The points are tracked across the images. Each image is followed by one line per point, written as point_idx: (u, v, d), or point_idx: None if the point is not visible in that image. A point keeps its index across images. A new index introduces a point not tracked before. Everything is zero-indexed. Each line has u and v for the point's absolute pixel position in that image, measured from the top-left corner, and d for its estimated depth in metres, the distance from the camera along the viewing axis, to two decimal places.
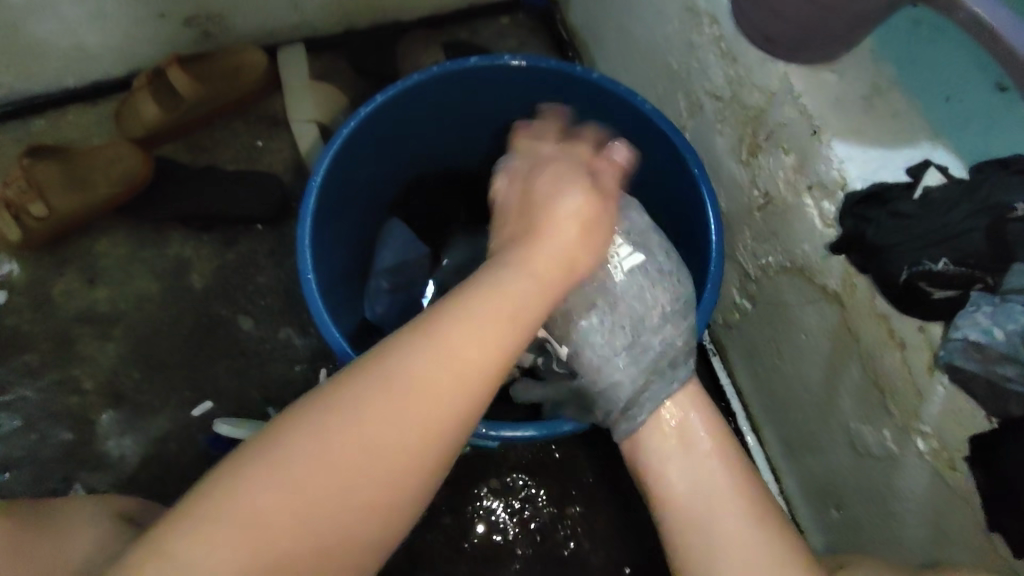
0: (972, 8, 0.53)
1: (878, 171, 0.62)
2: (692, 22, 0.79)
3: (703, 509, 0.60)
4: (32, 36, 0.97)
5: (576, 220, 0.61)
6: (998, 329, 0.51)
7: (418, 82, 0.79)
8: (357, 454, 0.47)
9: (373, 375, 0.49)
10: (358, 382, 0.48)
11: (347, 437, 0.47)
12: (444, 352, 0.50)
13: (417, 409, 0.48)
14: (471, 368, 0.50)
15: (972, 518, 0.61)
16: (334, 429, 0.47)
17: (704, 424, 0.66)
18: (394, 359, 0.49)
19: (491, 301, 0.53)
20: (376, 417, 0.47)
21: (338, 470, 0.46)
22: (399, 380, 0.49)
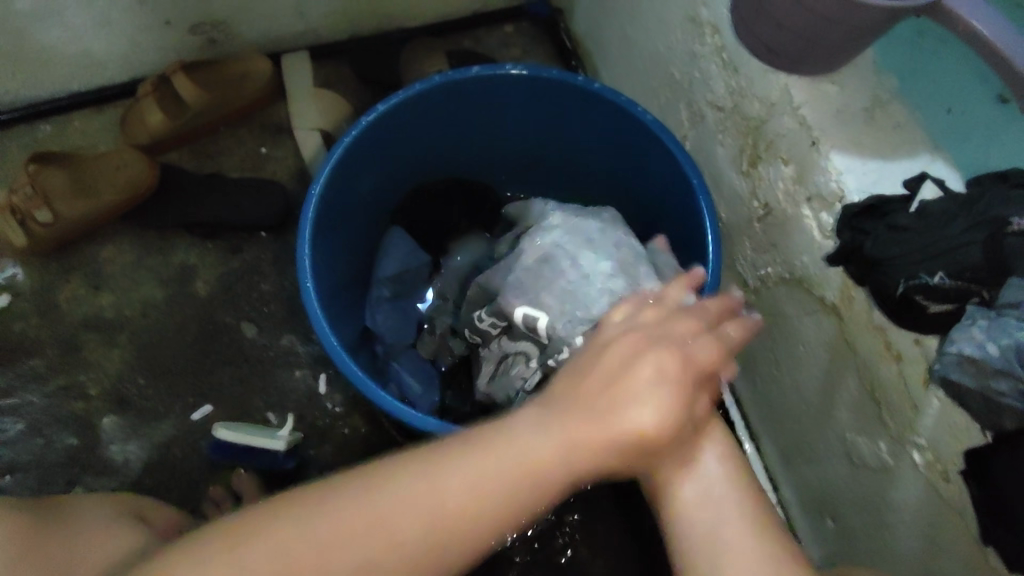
0: (970, 23, 0.54)
1: (876, 183, 0.63)
2: (694, 33, 0.80)
3: (714, 522, 0.52)
4: (42, 43, 0.98)
5: (660, 393, 0.49)
6: (991, 343, 0.50)
7: (420, 91, 0.79)
8: (489, 482, 0.47)
9: (485, 438, 0.50)
10: (470, 454, 0.48)
11: (501, 453, 0.48)
12: (576, 429, 0.49)
13: (527, 460, 0.48)
14: (539, 447, 0.48)
15: (964, 531, 0.61)
16: (474, 473, 0.48)
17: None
18: (510, 428, 0.50)
19: (589, 365, 0.52)
20: (522, 432, 0.49)
21: (459, 485, 0.47)
22: (533, 446, 0.48)
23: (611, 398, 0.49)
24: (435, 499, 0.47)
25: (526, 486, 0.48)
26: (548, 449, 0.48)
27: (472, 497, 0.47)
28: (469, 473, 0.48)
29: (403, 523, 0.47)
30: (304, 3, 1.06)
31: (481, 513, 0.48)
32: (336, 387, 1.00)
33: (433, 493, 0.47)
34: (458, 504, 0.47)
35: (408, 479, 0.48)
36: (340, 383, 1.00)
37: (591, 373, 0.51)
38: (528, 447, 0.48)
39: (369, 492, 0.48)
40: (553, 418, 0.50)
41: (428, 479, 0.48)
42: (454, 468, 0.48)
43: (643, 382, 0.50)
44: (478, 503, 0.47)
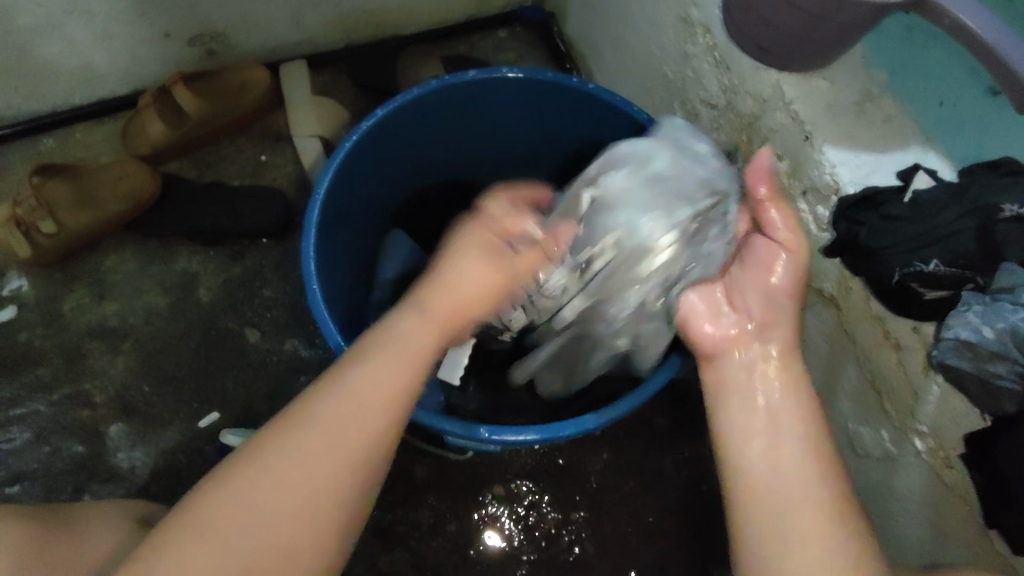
0: (957, 16, 0.55)
1: (870, 175, 0.64)
2: (686, 33, 0.81)
3: (786, 473, 0.56)
4: (42, 57, 0.99)
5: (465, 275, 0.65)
6: (987, 327, 0.51)
7: (418, 96, 0.81)
8: (345, 417, 0.54)
9: (338, 380, 0.56)
10: (334, 393, 0.55)
11: (315, 433, 0.53)
12: (410, 327, 0.60)
13: (393, 369, 0.57)
14: (403, 373, 0.57)
15: (968, 515, 0.62)
16: (337, 393, 0.55)
17: (777, 442, 0.58)
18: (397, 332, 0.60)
19: (412, 326, 0.61)
20: (353, 381, 0.56)
21: (309, 459, 0.52)
22: (343, 398, 0.55)
23: (441, 278, 0.65)
24: (314, 463, 0.52)
25: (386, 424, 0.55)
26: (369, 390, 0.56)
27: (341, 444, 0.53)
28: (346, 407, 0.54)
29: (309, 477, 0.52)
30: (300, 14, 1.07)
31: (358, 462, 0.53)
32: None
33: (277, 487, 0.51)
34: (313, 486, 0.52)
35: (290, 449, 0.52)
36: None
37: (442, 276, 0.65)
38: (361, 394, 0.55)
39: (256, 472, 0.51)
40: (428, 312, 0.62)
41: (290, 441, 0.53)
42: (332, 425, 0.53)
43: (412, 344, 0.60)
44: (342, 457, 0.53)
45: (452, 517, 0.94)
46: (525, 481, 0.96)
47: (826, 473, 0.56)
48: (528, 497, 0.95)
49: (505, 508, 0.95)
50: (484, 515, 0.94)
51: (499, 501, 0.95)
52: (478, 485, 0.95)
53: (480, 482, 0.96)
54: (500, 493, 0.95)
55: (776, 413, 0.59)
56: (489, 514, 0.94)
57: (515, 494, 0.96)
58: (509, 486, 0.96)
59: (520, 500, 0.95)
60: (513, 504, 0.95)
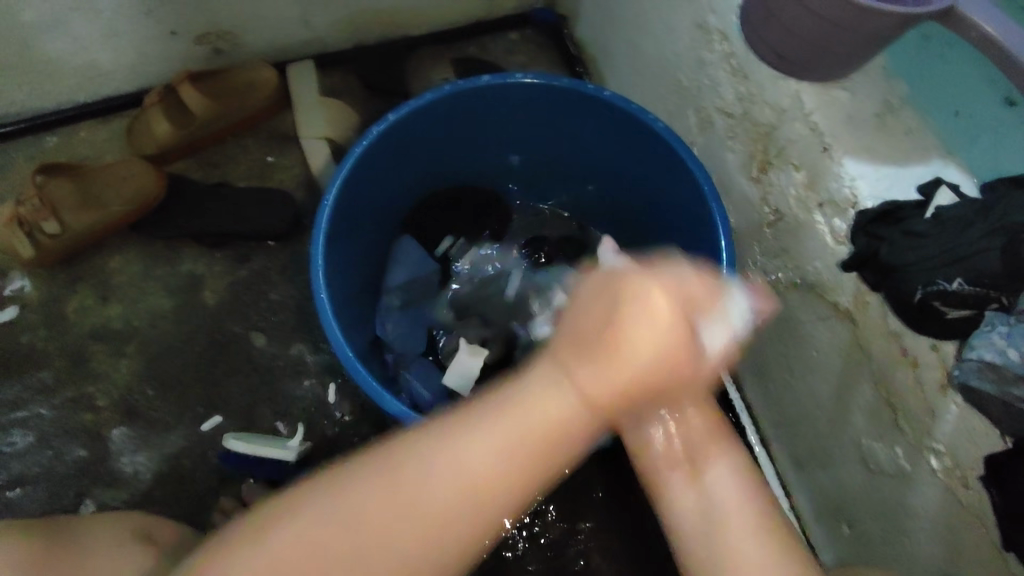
0: (983, 27, 0.54)
1: (891, 189, 0.63)
2: (702, 39, 0.80)
3: (702, 493, 0.52)
4: (48, 54, 0.98)
5: (654, 340, 0.47)
6: (1013, 349, 0.51)
7: (431, 101, 0.80)
8: (492, 463, 0.46)
9: (501, 410, 0.47)
10: (478, 421, 0.47)
11: (473, 444, 0.47)
12: (583, 314, 0.49)
13: (526, 422, 0.47)
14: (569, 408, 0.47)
15: (985, 536, 0.61)
16: (509, 416, 0.47)
17: (728, 469, 0.53)
18: (527, 388, 0.48)
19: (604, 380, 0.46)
20: (548, 395, 0.47)
21: (487, 459, 0.46)
22: (534, 398, 0.47)
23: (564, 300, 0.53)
24: (438, 478, 0.46)
25: (504, 457, 0.46)
26: (557, 405, 0.47)
27: (501, 451, 0.46)
28: (503, 434, 0.47)
29: (461, 469, 0.46)
30: (309, 13, 1.06)
31: (488, 491, 0.47)
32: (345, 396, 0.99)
33: (438, 478, 0.47)
34: (447, 503, 0.46)
35: (450, 456, 0.47)
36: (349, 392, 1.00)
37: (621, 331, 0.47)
38: (543, 397, 0.47)
39: (399, 469, 0.47)
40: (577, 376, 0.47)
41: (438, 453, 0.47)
42: (480, 434, 0.47)
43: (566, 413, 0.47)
44: (475, 488, 0.46)
45: None
46: None
47: (738, 484, 0.52)
48: (534, 506, 0.95)
49: None
50: None
51: None
52: None
53: None
54: None
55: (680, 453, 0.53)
56: None
57: None
58: None
59: (528, 508, 0.94)
60: (520, 512, 0.94)
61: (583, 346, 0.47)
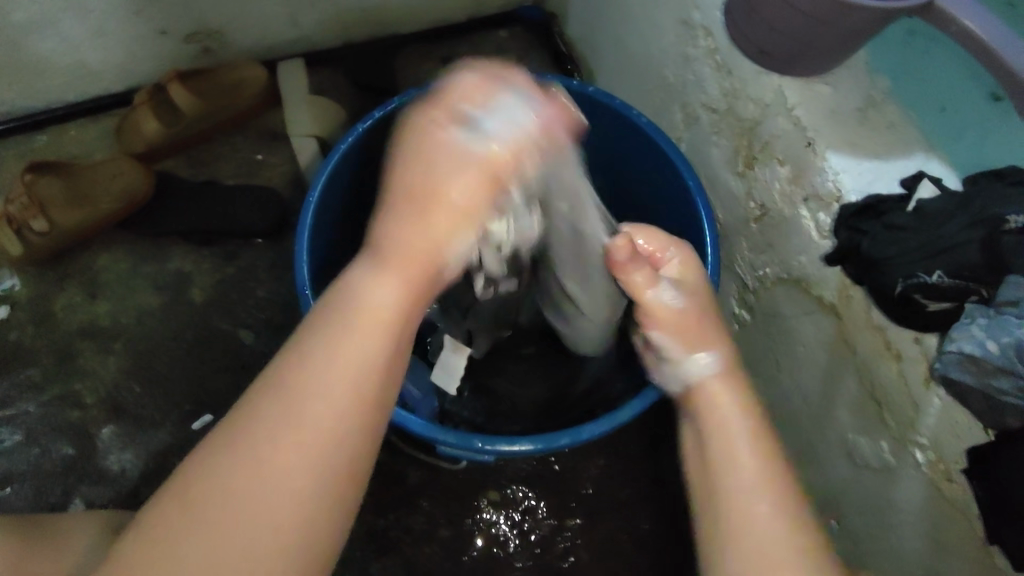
0: (962, 23, 0.54)
1: (873, 183, 0.63)
2: (688, 35, 0.80)
3: (728, 453, 0.54)
4: (35, 54, 0.98)
5: (470, 216, 0.51)
6: (992, 341, 0.50)
7: (416, 98, 0.79)
8: (351, 366, 0.45)
9: (353, 317, 0.46)
10: (310, 335, 0.46)
11: (310, 370, 0.44)
12: (410, 236, 0.50)
13: (411, 271, 0.49)
14: (387, 300, 0.47)
15: (968, 529, 0.61)
16: (356, 306, 0.47)
17: (750, 441, 0.54)
18: (348, 286, 0.48)
19: (414, 235, 0.50)
20: (374, 282, 0.48)
21: (340, 369, 0.44)
22: (367, 301, 0.47)
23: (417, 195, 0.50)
24: (289, 405, 0.43)
25: (387, 355, 0.46)
26: (391, 289, 0.48)
27: (353, 361, 0.45)
28: (349, 342, 0.45)
29: (317, 401, 0.43)
30: (297, 11, 1.06)
31: (353, 395, 0.44)
32: None
33: (291, 419, 0.42)
34: (328, 428, 0.43)
35: (299, 390, 0.43)
36: None
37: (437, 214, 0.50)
38: (378, 287, 0.48)
39: (256, 424, 0.42)
40: (398, 260, 0.49)
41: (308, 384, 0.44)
42: (330, 354, 0.45)
43: (389, 306, 0.47)
44: (359, 402, 0.44)
45: (446, 522, 0.93)
46: (521, 486, 0.95)
47: (766, 460, 0.53)
48: (524, 503, 0.94)
49: (500, 514, 0.94)
50: (478, 521, 0.93)
51: (494, 507, 0.94)
52: (473, 491, 0.94)
53: (475, 489, 0.95)
54: (495, 500, 0.94)
55: (719, 428, 0.56)
56: (484, 520, 0.93)
57: (510, 500, 0.95)
58: (503, 491, 0.95)
59: (517, 506, 0.94)
60: (509, 509, 0.94)
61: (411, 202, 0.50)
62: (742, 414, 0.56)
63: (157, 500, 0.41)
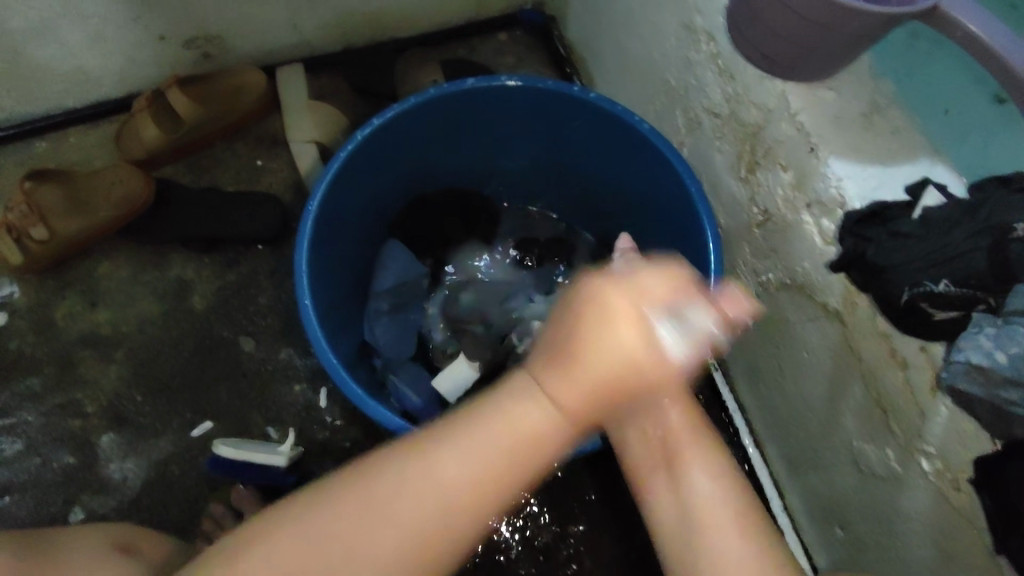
0: (968, 27, 0.53)
1: (877, 189, 0.62)
2: (690, 40, 0.79)
3: (679, 469, 0.52)
4: (33, 61, 0.97)
5: (632, 330, 0.48)
6: (1000, 351, 0.50)
7: (416, 104, 0.79)
8: (476, 479, 0.47)
9: (501, 430, 0.48)
10: (468, 437, 0.48)
11: (439, 469, 0.47)
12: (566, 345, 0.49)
13: (580, 399, 0.49)
14: (541, 427, 0.48)
15: (975, 539, 0.60)
16: (505, 424, 0.48)
17: (707, 465, 0.52)
18: (507, 402, 0.49)
19: (570, 381, 0.48)
20: (532, 411, 0.49)
21: (460, 481, 0.47)
22: (525, 421, 0.48)
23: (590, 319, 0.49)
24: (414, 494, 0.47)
25: (508, 481, 0.48)
26: (546, 422, 0.48)
27: (475, 485, 0.47)
28: (478, 461, 0.47)
29: (435, 499, 0.47)
30: (297, 16, 1.05)
31: (476, 507, 0.47)
32: (336, 400, 0.99)
33: (409, 509, 0.46)
34: (439, 523, 0.47)
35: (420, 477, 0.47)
36: (339, 396, 0.99)
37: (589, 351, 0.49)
38: (536, 415, 0.48)
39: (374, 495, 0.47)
40: (559, 402, 0.49)
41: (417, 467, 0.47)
42: (455, 456, 0.47)
43: (540, 434, 0.48)
44: (476, 503, 0.47)
45: None
46: (524, 493, 0.95)
47: (715, 474, 0.52)
48: (526, 510, 0.94)
49: (503, 521, 0.93)
50: None
51: None
52: None
53: None
54: None
55: (670, 420, 0.53)
56: (486, 527, 0.93)
57: (512, 507, 0.94)
58: None
59: (519, 513, 0.94)
60: (511, 516, 0.94)
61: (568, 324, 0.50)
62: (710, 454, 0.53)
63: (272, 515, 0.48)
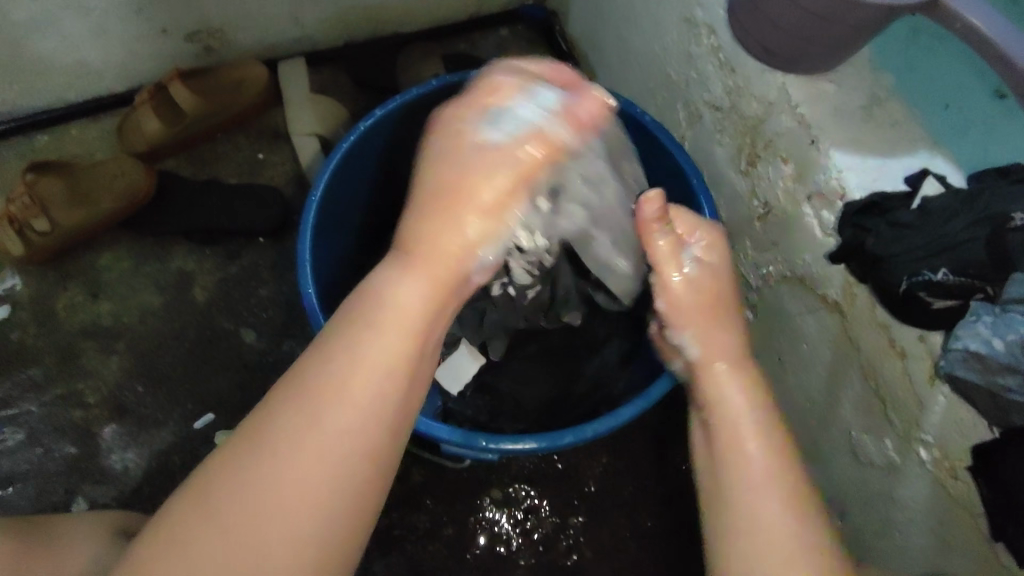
0: (967, 19, 0.54)
1: (877, 180, 0.62)
2: (691, 33, 0.80)
3: (735, 443, 0.56)
4: (36, 53, 0.97)
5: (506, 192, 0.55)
6: (998, 339, 0.50)
7: (418, 95, 0.79)
8: (372, 378, 0.46)
9: (366, 308, 0.48)
10: (355, 329, 0.47)
11: (344, 381, 0.45)
12: (437, 235, 0.52)
13: (441, 274, 0.51)
14: (415, 301, 0.49)
15: (973, 527, 0.60)
16: (388, 309, 0.48)
17: (761, 443, 0.56)
18: (391, 288, 0.49)
19: (443, 238, 0.52)
20: (406, 290, 0.49)
21: (365, 379, 0.45)
22: (406, 298, 0.49)
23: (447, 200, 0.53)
24: (366, 374, 0.46)
25: (407, 362, 0.47)
26: (423, 299, 0.49)
27: (374, 389, 0.45)
28: (377, 351, 0.47)
29: (347, 413, 0.44)
30: (299, 10, 1.06)
31: (389, 404, 0.46)
32: None
33: (319, 438, 0.43)
34: (349, 440, 0.44)
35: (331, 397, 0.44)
36: None
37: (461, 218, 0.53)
38: (414, 291, 0.49)
39: (289, 431, 0.43)
40: (424, 272, 0.50)
41: (348, 355, 0.46)
42: (363, 354, 0.46)
43: (417, 312, 0.49)
44: (381, 410, 0.45)
45: (449, 521, 0.93)
46: (524, 484, 0.95)
47: (770, 450, 0.55)
48: (526, 502, 0.94)
49: (503, 512, 0.94)
50: (480, 519, 0.93)
51: (497, 506, 0.94)
52: (475, 490, 0.94)
53: (477, 487, 0.95)
54: (498, 498, 0.94)
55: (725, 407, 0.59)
56: (486, 519, 0.93)
57: (513, 498, 0.94)
58: (506, 490, 0.95)
59: (519, 504, 0.94)
60: (512, 507, 0.94)
61: (443, 194, 0.53)
62: (735, 373, 0.60)
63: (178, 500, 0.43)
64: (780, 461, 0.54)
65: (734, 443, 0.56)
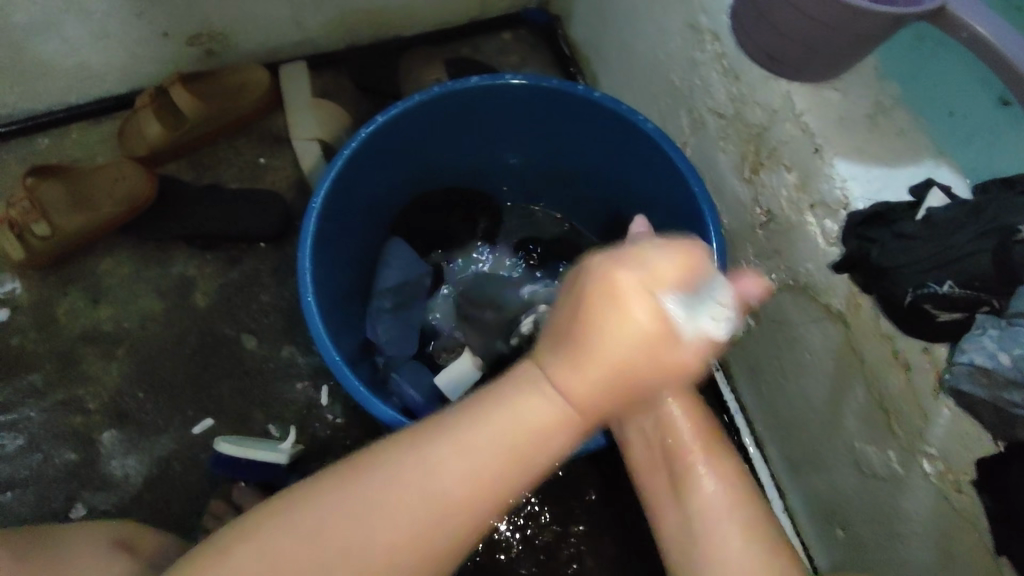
0: (974, 28, 0.54)
1: (881, 190, 0.62)
2: (694, 40, 0.79)
3: (682, 474, 0.53)
4: (38, 57, 0.97)
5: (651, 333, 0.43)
6: (1004, 353, 0.50)
7: (421, 102, 0.79)
8: (480, 479, 0.44)
9: (486, 414, 0.45)
10: (483, 433, 0.44)
11: (438, 474, 0.44)
12: (606, 340, 0.43)
13: (590, 373, 0.44)
14: (545, 418, 0.44)
15: (977, 541, 0.60)
16: (510, 416, 0.44)
17: (715, 473, 0.52)
18: (521, 399, 0.45)
19: (583, 367, 0.44)
20: (535, 403, 0.45)
21: (460, 479, 0.44)
22: (528, 408, 0.45)
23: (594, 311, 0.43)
24: (495, 439, 0.44)
25: (502, 481, 0.44)
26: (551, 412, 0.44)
27: (472, 483, 0.44)
28: (473, 465, 0.44)
29: (436, 494, 0.43)
30: (301, 14, 1.05)
31: (468, 512, 0.44)
32: (337, 399, 0.99)
33: (399, 509, 0.43)
34: (426, 522, 0.43)
35: (416, 472, 0.44)
36: (341, 395, 0.99)
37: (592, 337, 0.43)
38: (544, 399, 0.45)
39: (372, 480, 0.44)
40: (565, 389, 0.45)
41: (442, 457, 0.44)
42: (469, 453, 0.44)
43: (550, 424, 0.45)
44: (447, 508, 0.43)
45: None
46: (525, 492, 0.95)
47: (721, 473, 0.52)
48: (527, 509, 0.94)
49: (503, 519, 0.93)
50: None
51: None
52: None
53: None
54: None
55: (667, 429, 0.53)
56: (486, 526, 0.93)
57: (513, 505, 0.94)
58: None
59: (520, 511, 0.94)
60: (512, 514, 0.94)
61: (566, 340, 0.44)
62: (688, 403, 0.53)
63: (259, 512, 0.45)
64: (731, 482, 0.52)
65: (685, 469, 0.53)
